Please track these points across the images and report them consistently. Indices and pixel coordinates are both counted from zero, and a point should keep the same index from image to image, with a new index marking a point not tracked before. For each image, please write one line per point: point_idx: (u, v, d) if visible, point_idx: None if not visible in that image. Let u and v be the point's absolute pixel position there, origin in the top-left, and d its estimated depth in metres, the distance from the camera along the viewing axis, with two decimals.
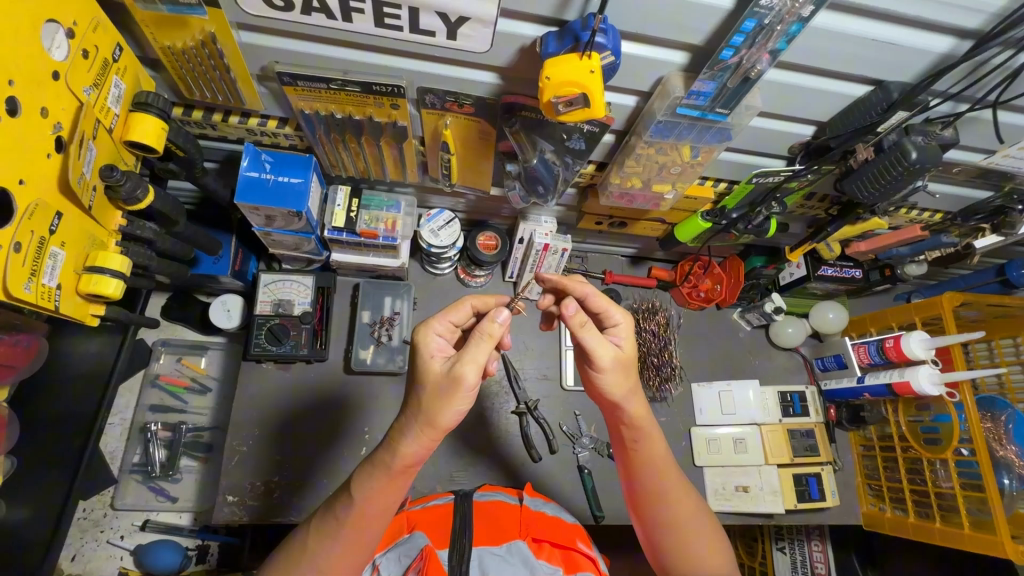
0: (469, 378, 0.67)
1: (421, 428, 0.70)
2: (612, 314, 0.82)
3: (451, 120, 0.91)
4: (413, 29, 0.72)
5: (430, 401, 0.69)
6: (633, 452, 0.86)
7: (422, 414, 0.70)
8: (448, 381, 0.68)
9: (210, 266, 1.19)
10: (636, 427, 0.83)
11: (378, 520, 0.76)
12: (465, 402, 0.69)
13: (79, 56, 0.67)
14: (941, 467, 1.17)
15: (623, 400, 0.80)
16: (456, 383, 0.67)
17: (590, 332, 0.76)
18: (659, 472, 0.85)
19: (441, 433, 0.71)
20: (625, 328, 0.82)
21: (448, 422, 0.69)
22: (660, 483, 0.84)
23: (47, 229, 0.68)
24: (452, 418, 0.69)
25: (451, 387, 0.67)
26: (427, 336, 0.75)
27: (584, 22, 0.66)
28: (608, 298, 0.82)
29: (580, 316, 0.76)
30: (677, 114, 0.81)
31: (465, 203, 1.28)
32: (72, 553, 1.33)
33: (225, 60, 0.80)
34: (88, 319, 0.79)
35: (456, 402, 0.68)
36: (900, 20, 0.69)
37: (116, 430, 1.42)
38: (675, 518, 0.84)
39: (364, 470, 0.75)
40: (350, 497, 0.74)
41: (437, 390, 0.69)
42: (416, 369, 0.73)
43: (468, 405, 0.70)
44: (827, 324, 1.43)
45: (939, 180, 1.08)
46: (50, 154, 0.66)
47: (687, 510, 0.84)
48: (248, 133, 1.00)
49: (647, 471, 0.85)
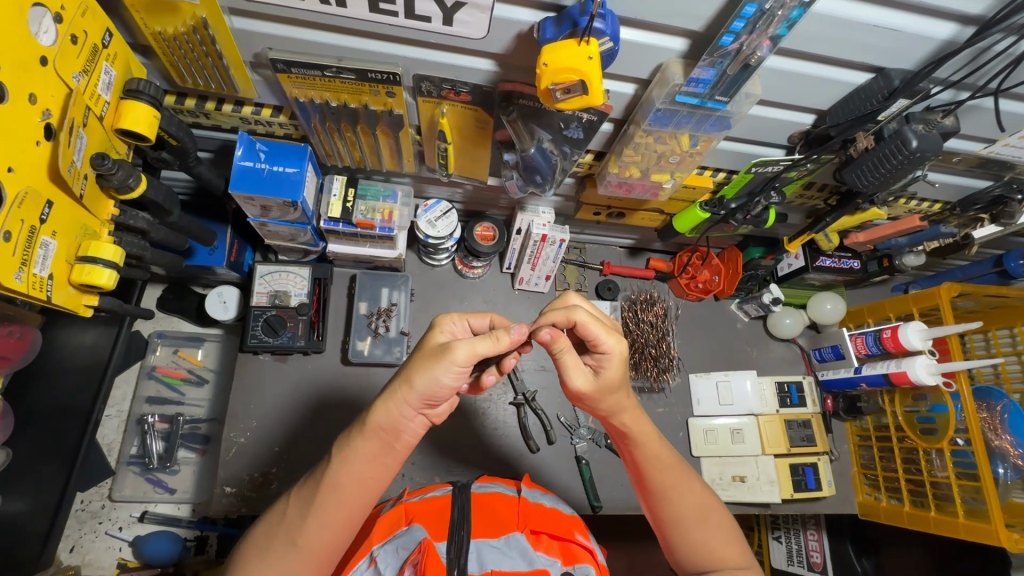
0: (457, 350, 0.70)
1: (398, 390, 0.73)
2: (603, 342, 0.77)
3: (448, 108, 0.90)
4: (408, 15, 0.71)
5: (418, 363, 0.72)
6: (629, 454, 0.87)
7: (405, 376, 0.73)
8: (439, 349, 0.72)
9: (205, 257, 1.18)
10: (627, 432, 0.84)
11: (371, 503, 0.76)
12: (449, 375, 0.71)
13: (67, 42, 0.66)
14: (936, 457, 1.18)
15: (609, 413, 0.83)
16: (445, 353, 0.70)
17: (567, 359, 0.77)
18: (657, 471, 0.85)
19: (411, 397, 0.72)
20: (614, 357, 0.78)
21: (423, 385, 0.71)
22: (661, 482, 0.85)
23: (37, 219, 0.67)
24: (428, 384, 0.71)
25: (438, 354, 0.71)
26: (444, 320, 0.79)
27: (582, 7, 0.65)
28: (603, 324, 0.77)
29: (557, 342, 0.75)
30: (676, 101, 0.80)
31: (462, 193, 1.27)
32: (70, 544, 1.33)
33: (217, 46, 0.78)
34: (80, 310, 0.78)
35: (436, 369, 0.70)
36: (901, 6, 0.68)
37: (113, 422, 1.41)
38: (682, 516, 0.84)
39: (345, 436, 0.76)
40: (333, 475, 0.74)
41: (427, 356, 0.72)
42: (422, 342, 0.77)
43: (450, 381, 0.72)
44: (824, 315, 1.42)
45: (939, 170, 1.07)
46: (39, 141, 0.65)
47: (694, 503, 0.85)
48: (242, 121, 0.99)
49: (647, 471, 0.86)
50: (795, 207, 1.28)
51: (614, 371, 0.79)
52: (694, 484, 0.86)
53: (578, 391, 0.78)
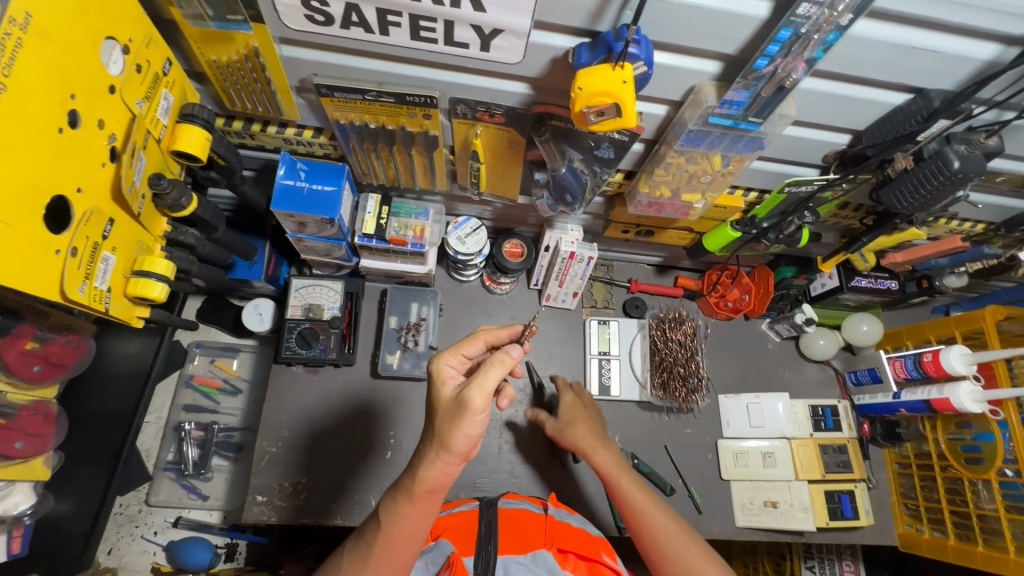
0: (475, 401, 0.68)
1: (437, 458, 0.70)
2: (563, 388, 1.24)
3: (482, 129, 0.93)
4: (448, 41, 0.74)
5: (443, 427, 0.70)
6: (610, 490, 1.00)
7: (437, 439, 0.70)
8: (457, 404, 0.70)
9: (245, 270, 1.23)
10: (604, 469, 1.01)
11: (412, 547, 0.76)
12: (477, 425, 0.69)
13: (133, 71, 0.70)
14: (983, 489, 1.14)
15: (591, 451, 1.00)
16: (465, 406, 0.68)
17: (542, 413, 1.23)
18: (629, 495, 0.97)
19: (455, 458, 0.70)
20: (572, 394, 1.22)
21: (461, 445, 0.69)
22: (634, 503, 0.96)
23: (100, 235, 0.71)
24: (465, 442, 0.69)
25: (459, 410, 0.69)
26: (439, 366, 0.77)
27: (617, 33, 0.67)
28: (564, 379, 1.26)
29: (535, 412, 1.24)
30: (709, 123, 0.81)
31: (492, 210, 1.30)
32: (108, 546, 1.37)
33: (267, 73, 0.83)
34: (133, 321, 0.82)
35: (465, 425, 0.68)
36: (941, 27, 0.67)
37: (152, 428, 1.47)
38: (660, 536, 0.91)
39: (391, 496, 0.75)
40: (379, 524, 0.75)
41: (446, 414, 0.70)
42: (431, 399, 0.75)
43: (479, 429, 0.70)
44: (860, 336, 1.38)
45: (981, 190, 1.04)
46: (104, 163, 0.69)
47: (667, 536, 0.91)
48: (284, 142, 1.04)
49: (621, 496, 0.97)
50: (829, 227, 1.26)
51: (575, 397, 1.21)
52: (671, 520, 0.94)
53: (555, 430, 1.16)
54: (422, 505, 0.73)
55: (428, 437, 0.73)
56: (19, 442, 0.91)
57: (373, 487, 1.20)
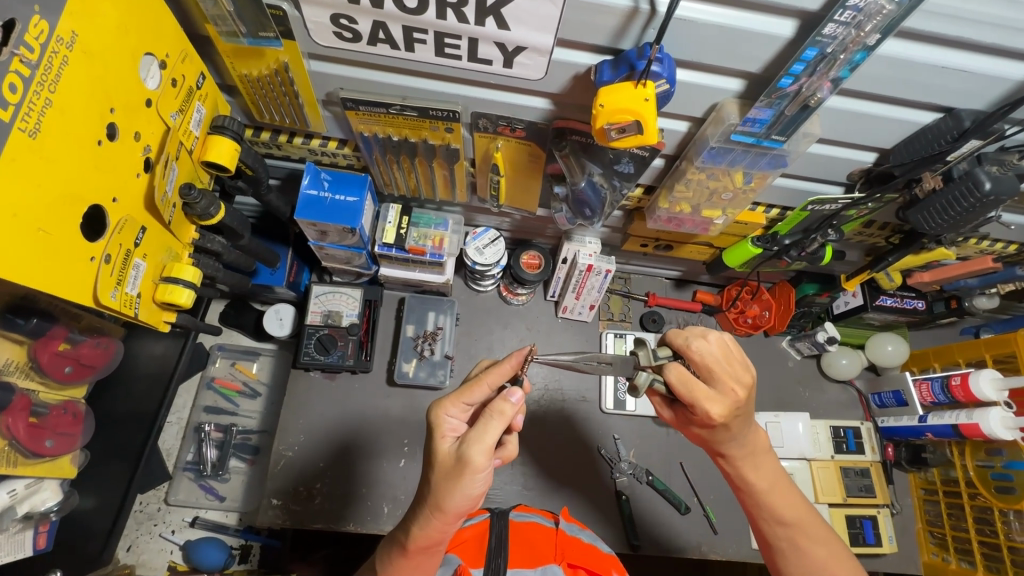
0: (477, 458, 0.68)
1: (433, 517, 0.71)
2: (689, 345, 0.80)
3: (503, 143, 0.94)
4: (471, 58, 0.75)
5: (441, 488, 0.70)
6: (739, 482, 0.90)
7: (433, 496, 0.71)
8: (457, 462, 0.69)
9: (267, 276, 1.26)
10: (734, 462, 0.88)
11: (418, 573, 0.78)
12: (477, 483, 0.69)
13: (168, 85, 0.73)
14: (1015, 519, 1.10)
15: (740, 457, 0.87)
16: (466, 465, 0.68)
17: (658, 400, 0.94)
18: (770, 494, 0.87)
19: (452, 517, 0.71)
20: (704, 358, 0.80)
21: (457, 505, 0.70)
22: (773, 504, 0.87)
23: (133, 242, 0.73)
24: (462, 502, 0.70)
25: (459, 469, 0.68)
26: (439, 418, 0.77)
27: (641, 51, 0.68)
28: (690, 340, 0.80)
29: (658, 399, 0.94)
30: (731, 140, 0.80)
31: (510, 222, 1.31)
32: (128, 543, 1.40)
33: (295, 87, 0.85)
34: (160, 325, 0.84)
35: (463, 483, 0.69)
36: (972, 47, 0.66)
37: (173, 428, 1.50)
38: (794, 539, 0.87)
39: (388, 549, 0.79)
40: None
41: (446, 473, 0.70)
42: (430, 451, 0.75)
43: (480, 488, 0.70)
44: (884, 357, 1.35)
45: (1013, 211, 1.01)
46: (139, 173, 0.72)
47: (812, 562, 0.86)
48: (309, 152, 1.07)
49: (759, 498, 0.88)
50: (853, 245, 1.23)
51: (713, 366, 0.79)
52: (818, 540, 0.87)
53: (675, 421, 0.92)
54: (418, 557, 0.76)
55: (423, 494, 0.74)
56: (49, 440, 0.93)
57: (386, 494, 1.20)
